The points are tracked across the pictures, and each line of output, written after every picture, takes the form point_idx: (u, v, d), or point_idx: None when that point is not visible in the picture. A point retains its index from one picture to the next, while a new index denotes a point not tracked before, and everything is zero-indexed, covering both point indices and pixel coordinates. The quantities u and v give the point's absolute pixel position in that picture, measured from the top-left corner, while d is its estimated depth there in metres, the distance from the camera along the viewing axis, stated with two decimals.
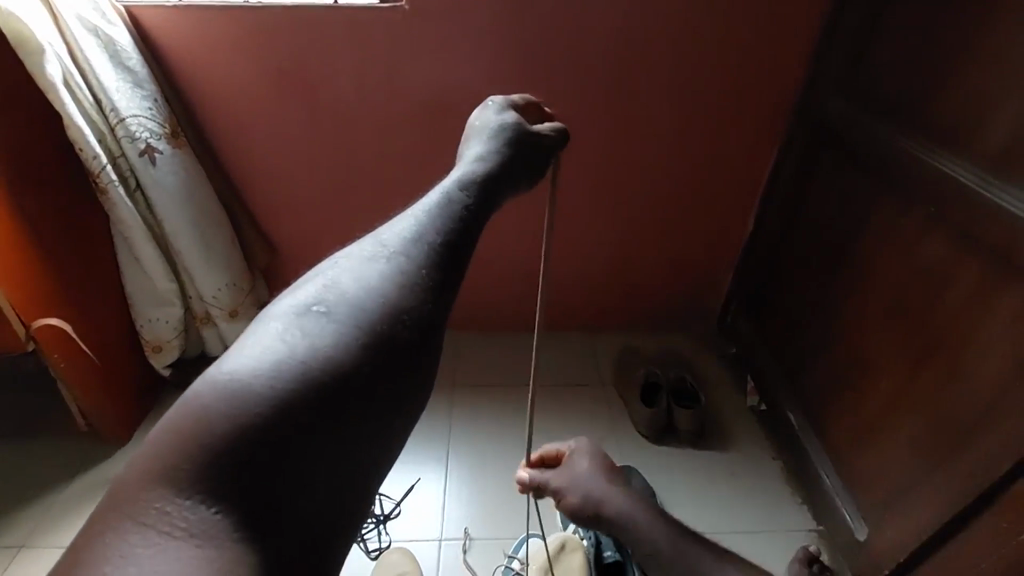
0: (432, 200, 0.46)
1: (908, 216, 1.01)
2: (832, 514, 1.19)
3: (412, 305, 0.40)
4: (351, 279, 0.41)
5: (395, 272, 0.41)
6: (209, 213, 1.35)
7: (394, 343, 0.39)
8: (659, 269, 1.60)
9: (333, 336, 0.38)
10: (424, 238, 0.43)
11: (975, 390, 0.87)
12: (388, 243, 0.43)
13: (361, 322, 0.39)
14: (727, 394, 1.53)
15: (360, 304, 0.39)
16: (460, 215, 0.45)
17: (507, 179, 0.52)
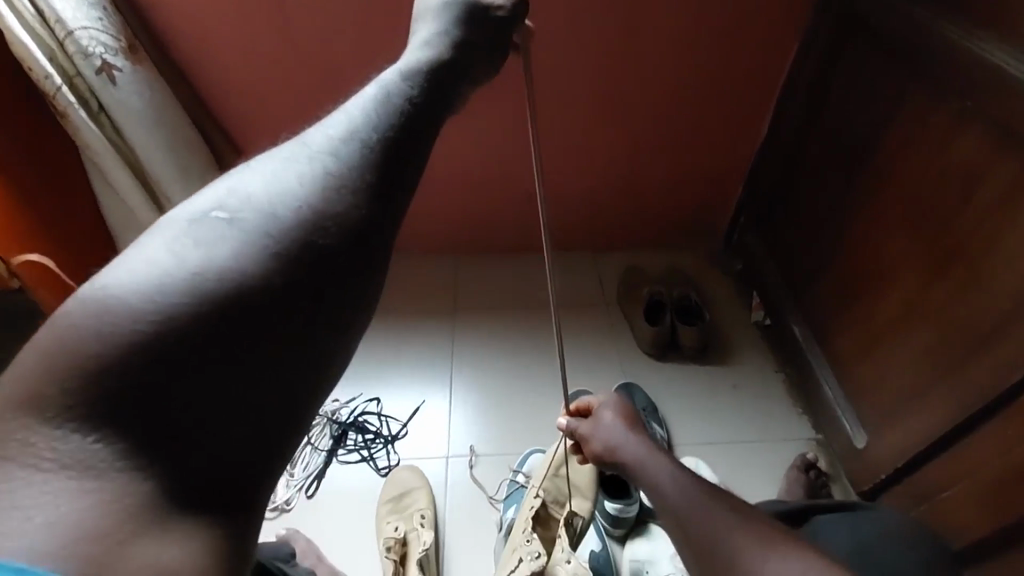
0: (365, 99, 0.42)
1: (936, 114, 0.92)
2: (832, 423, 1.20)
3: (333, 213, 0.39)
4: (265, 183, 0.40)
5: (314, 177, 0.39)
6: (182, 139, 1.27)
7: (309, 250, 0.38)
8: (664, 183, 1.52)
9: (236, 243, 0.37)
10: (348, 143, 0.40)
11: (995, 299, 0.83)
12: (312, 145, 0.41)
13: (271, 231, 0.38)
14: (732, 310, 1.51)
15: (270, 213, 0.38)
16: (394, 116, 0.41)
17: (459, 70, 0.47)
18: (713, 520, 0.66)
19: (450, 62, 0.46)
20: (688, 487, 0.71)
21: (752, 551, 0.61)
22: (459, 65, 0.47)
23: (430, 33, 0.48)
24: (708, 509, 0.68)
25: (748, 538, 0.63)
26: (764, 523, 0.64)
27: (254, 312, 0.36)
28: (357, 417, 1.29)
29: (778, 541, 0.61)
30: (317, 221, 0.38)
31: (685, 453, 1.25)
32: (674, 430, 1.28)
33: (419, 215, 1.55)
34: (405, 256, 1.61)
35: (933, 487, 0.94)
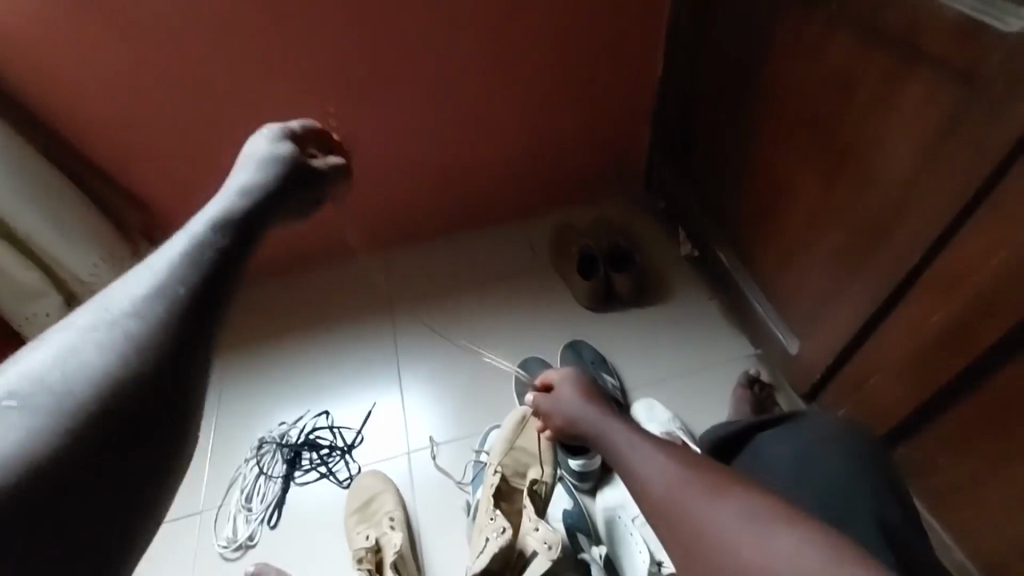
0: (180, 245, 0.38)
1: (806, 22, 0.94)
2: (766, 337, 1.25)
3: (149, 376, 0.32)
4: (65, 340, 0.32)
5: (132, 320, 0.33)
6: (49, 185, 1.15)
7: (139, 407, 0.31)
8: (573, 137, 1.51)
9: (15, 437, 0.28)
10: (163, 293, 0.35)
11: (884, 191, 0.87)
12: (114, 298, 0.34)
13: (67, 410, 0.29)
14: (662, 249, 1.53)
15: (63, 390, 0.30)
16: (215, 260, 0.37)
17: (274, 213, 0.46)
18: (656, 470, 0.62)
19: (274, 195, 0.47)
20: (641, 443, 0.68)
21: (698, 501, 0.56)
22: (282, 198, 0.48)
23: (251, 178, 0.48)
24: (656, 460, 0.63)
25: (692, 487, 0.58)
26: (710, 467, 0.60)
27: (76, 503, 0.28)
28: (308, 435, 1.25)
29: (724, 486, 0.57)
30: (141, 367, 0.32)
31: (639, 396, 1.28)
32: (626, 376, 1.31)
33: (333, 215, 1.48)
34: (329, 262, 1.55)
35: (860, 378, 1.00)
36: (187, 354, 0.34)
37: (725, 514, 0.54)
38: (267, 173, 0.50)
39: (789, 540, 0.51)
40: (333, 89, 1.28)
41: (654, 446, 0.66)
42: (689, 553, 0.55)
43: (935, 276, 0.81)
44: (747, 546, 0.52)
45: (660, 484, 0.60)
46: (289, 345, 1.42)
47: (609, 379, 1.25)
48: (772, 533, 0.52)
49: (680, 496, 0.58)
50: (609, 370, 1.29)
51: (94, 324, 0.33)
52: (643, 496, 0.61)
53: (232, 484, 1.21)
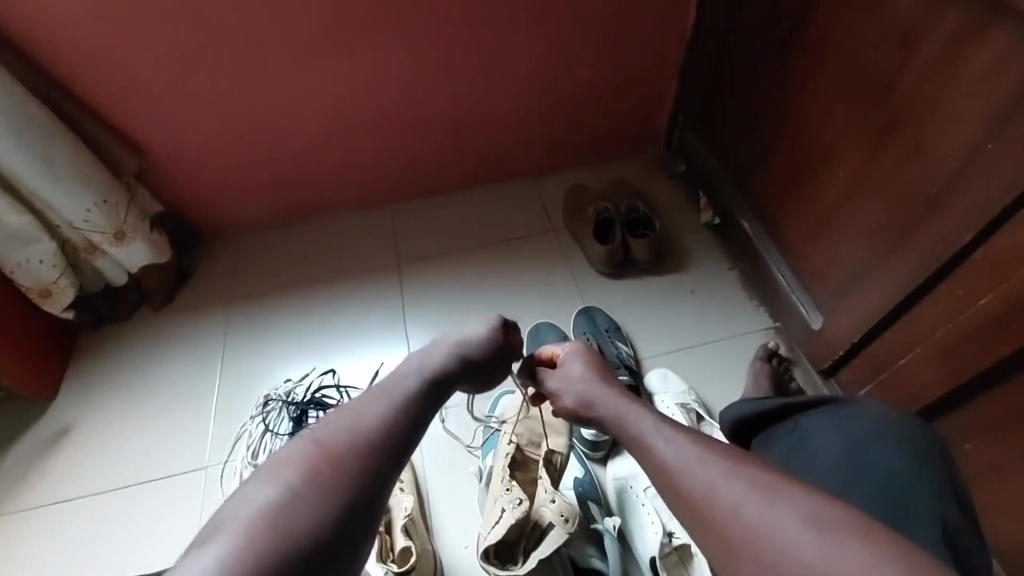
0: (425, 362, 0.72)
1: None
2: (788, 310, 1.22)
3: (389, 470, 0.60)
4: (335, 441, 0.59)
5: (386, 424, 0.62)
6: (38, 124, 1.07)
7: (371, 501, 0.57)
8: (595, 92, 1.41)
9: (336, 494, 0.56)
10: (412, 394, 0.67)
11: (937, 163, 0.81)
12: (388, 394, 0.66)
13: (356, 484, 0.57)
14: (682, 214, 1.47)
15: (357, 465, 0.58)
16: (435, 381, 0.70)
17: (470, 363, 0.76)
18: (701, 466, 0.59)
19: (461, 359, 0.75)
20: (673, 434, 0.65)
21: (753, 502, 0.54)
22: (457, 366, 0.74)
23: (455, 338, 0.77)
24: (701, 455, 0.61)
25: (746, 486, 0.56)
26: (761, 467, 0.58)
27: (331, 546, 0.54)
28: (314, 394, 1.20)
29: (780, 488, 0.55)
30: (369, 478, 0.58)
31: (654, 365, 1.25)
32: (641, 345, 1.28)
33: (338, 166, 1.41)
34: (335, 214, 1.49)
35: (888, 359, 0.97)
36: (389, 474, 0.60)
37: (785, 518, 0.52)
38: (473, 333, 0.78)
39: (849, 550, 0.48)
40: (341, 29, 1.18)
41: (689, 439, 0.63)
42: (742, 553, 0.53)
43: (987, 256, 0.77)
44: (805, 550, 0.50)
45: (708, 481, 0.58)
46: (294, 299, 1.38)
47: (623, 349, 1.22)
48: (837, 541, 0.49)
49: (734, 496, 0.55)
50: (623, 337, 1.26)
51: (348, 442, 0.59)
52: (686, 493, 0.59)
53: (239, 440, 1.19)
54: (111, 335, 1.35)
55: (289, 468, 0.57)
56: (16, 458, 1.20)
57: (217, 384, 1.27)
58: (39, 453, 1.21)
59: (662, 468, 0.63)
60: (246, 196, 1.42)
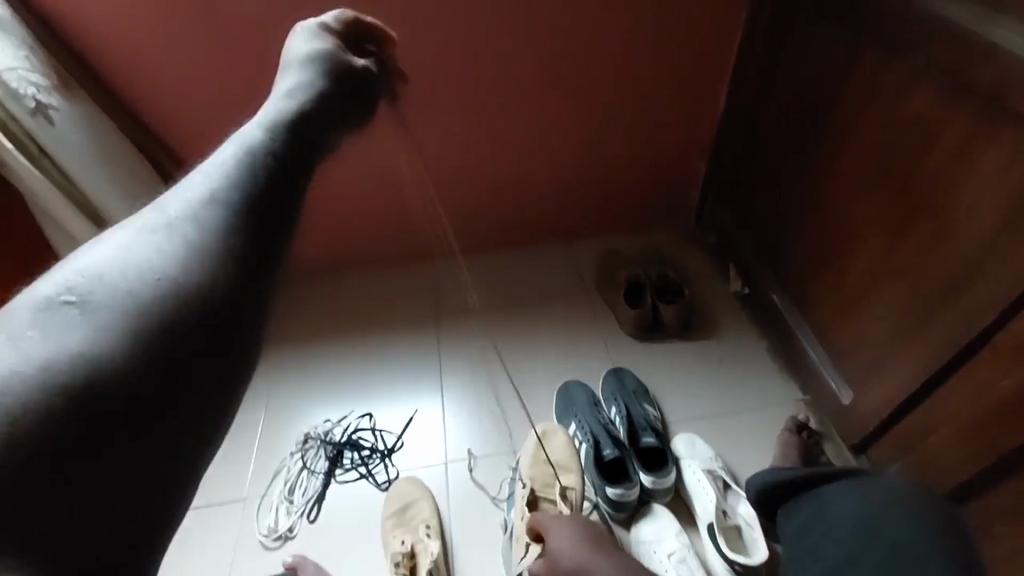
0: (242, 136, 0.33)
1: (886, 74, 0.94)
2: (817, 383, 1.23)
3: (214, 288, 0.27)
4: (124, 247, 0.27)
5: (196, 224, 0.29)
6: (140, 178, 1.21)
7: (163, 349, 0.25)
8: (630, 166, 1.52)
9: (93, 336, 0.24)
10: (236, 174, 0.31)
11: (957, 250, 0.86)
12: (181, 193, 0.30)
13: (131, 316, 0.25)
14: (711, 284, 1.52)
15: (133, 290, 0.26)
16: (282, 146, 0.33)
17: (333, 116, 0.39)
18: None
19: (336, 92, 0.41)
20: None
21: None
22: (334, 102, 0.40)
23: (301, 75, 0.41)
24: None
25: None
26: None
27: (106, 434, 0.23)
28: (351, 435, 1.28)
29: None
30: (180, 286, 0.26)
31: (681, 430, 1.26)
32: (668, 408, 1.30)
33: (391, 222, 1.53)
34: (383, 267, 1.60)
35: (915, 437, 0.97)
36: (250, 272, 0.29)
37: None
38: (303, 80, 0.40)
39: None
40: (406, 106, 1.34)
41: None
42: None
43: (1007, 341, 0.79)
44: None
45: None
46: (340, 344, 1.47)
47: (651, 411, 1.25)
48: None
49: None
50: (649, 396, 1.30)
51: (154, 235, 0.28)
52: None
53: (276, 476, 1.24)
54: None
55: None
56: None
57: (261, 420, 1.34)
58: None
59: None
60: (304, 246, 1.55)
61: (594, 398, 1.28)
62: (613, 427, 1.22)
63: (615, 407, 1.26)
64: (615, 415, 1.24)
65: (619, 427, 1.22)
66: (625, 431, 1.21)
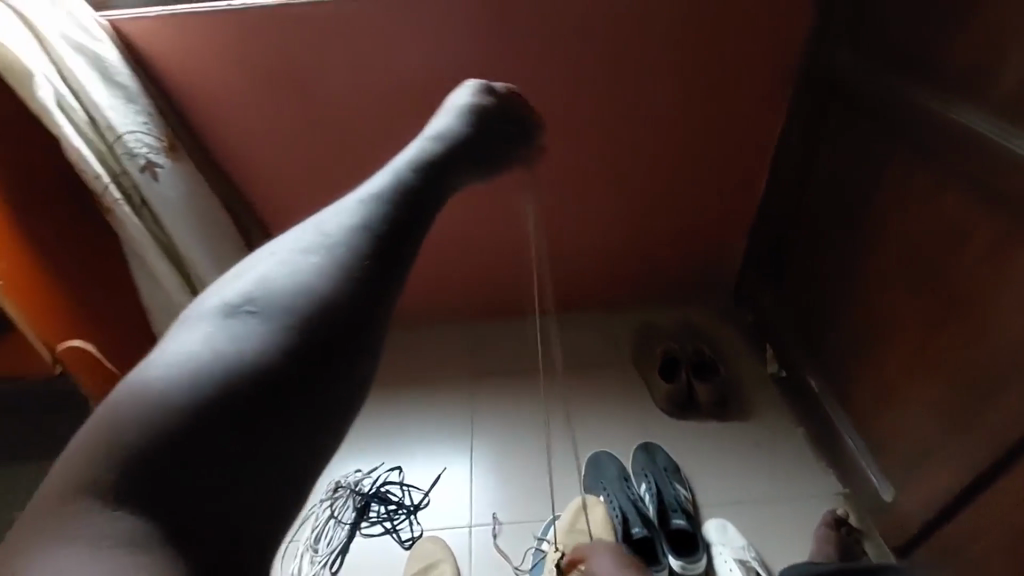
0: (392, 167, 0.41)
1: (921, 173, 0.98)
2: (858, 477, 1.18)
3: (358, 294, 0.34)
4: (287, 261, 0.35)
5: (344, 241, 0.35)
6: (220, 228, 1.33)
7: (319, 340, 0.32)
8: (670, 243, 1.57)
9: (264, 333, 0.32)
10: (379, 200, 0.38)
11: (995, 349, 0.85)
12: (336, 209, 0.38)
13: (294, 316, 0.33)
14: (747, 363, 1.52)
15: (296, 294, 0.33)
16: (421, 176, 0.41)
17: (468, 152, 0.48)
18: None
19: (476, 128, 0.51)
20: None
21: None
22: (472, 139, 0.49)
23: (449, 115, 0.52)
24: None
25: None
26: None
27: (271, 403, 0.30)
28: (380, 487, 1.29)
29: None
30: (330, 291, 0.34)
31: (714, 514, 1.22)
32: (699, 490, 1.27)
33: (435, 284, 1.59)
34: (423, 324, 1.65)
35: (963, 542, 0.93)
36: (381, 284, 0.35)
37: None
38: (447, 122, 0.50)
39: None
40: None
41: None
42: None
43: None
44: None
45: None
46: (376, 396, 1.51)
47: (682, 491, 1.23)
48: None
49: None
50: (681, 474, 1.28)
51: (310, 252, 0.35)
52: None
53: (303, 523, 1.26)
54: None
55: (188, 320, 0.33)
56: None
57: None
58: None
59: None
60: None
61: (624, 472, 1.27)
62: (642, 504, 1.21)
63: (644, 483, 1.24)
64: (644, 492, 1.23)
65: (649, 504, 1.21)
66: (655, 509, 1.20)
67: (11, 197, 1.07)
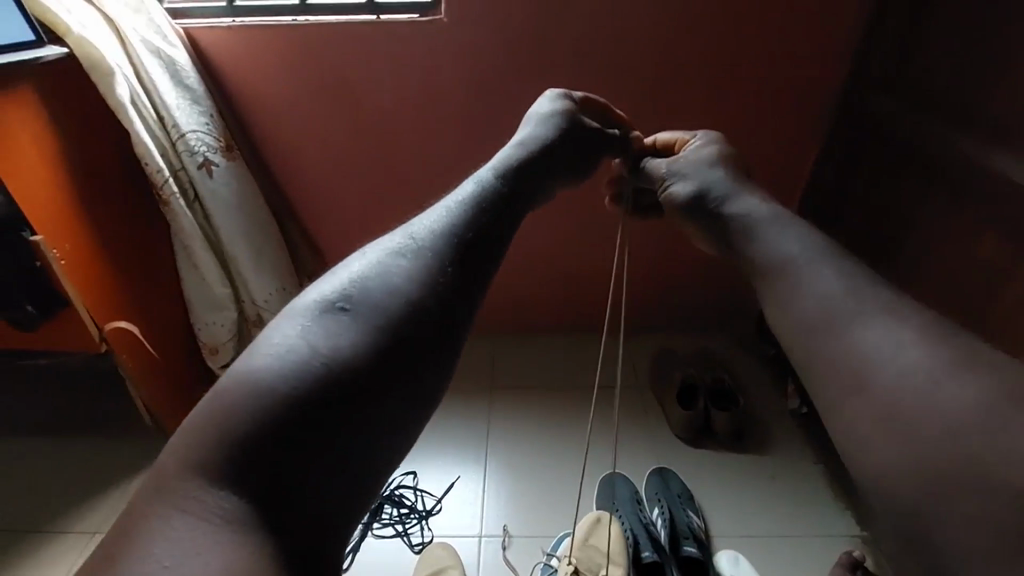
0: (460, 200, 0.53)
1: (962, 220, 1.00)
2: (878, 520, 1.17)
3: (432, 304, 0.45)
4: (373, 272, 0.45)
5: (423, 263, 0.46)
6: (262, 225, 1.40)
7: (402, 337, 0.43)
8: (695, 272, 1.58)
9: (358, 330, 0.42)
10: (450, 230, 0.49)
11: None
12: (416, 235, 0.49)
13: (382, 319, 0.43)
14: (767, 397, 1.51)
15: (383, 302, 0.44)
16: (484, 211, 0.52)
17: (526, 178, 0.60)
18: (822, 279, 0.52)
19: (530, 159, 0.62)
20: None
21: None
22: (528, 171, 0.61)
23: (525, 138, 0.67)
24: (803, 238, 0.57)
25: None
26: None
27: (363, 383, 0.40)
28: (394, 490, 1.31)
29: None
30: (411, 302, 0.44)
31: (725, 545, 1.21)
32: (713, 520, 1.26)
33: None
34: None
35: None
36: (451, 299, 0.46)
37: None
38: (516, 153, 0.63)
39: None
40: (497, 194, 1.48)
41: (794, 224, 0.59)
42: None
43: None
44: None
45: (802, 256, 0.54)
46: None
47: (695, 519, 1.22)
48: None
49: (789, 266, 0.55)
50: (693, 502, 1.27)
51: (391, 266, 0.46)
52: None
53: None
54: None
55: (294, 314, 0.43)
56: (131, 486, 1.31)
57: None
58: None
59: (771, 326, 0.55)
60: None
61: (637, 495, 1.28)
62: (654, 528, 1.21)
63: (657, 508, 1.24)
64: (656, 517, 1.22)
65: (660, 529, 1.21)
66: (667, 535, 1.19)
67: (78, 184, 1.15)
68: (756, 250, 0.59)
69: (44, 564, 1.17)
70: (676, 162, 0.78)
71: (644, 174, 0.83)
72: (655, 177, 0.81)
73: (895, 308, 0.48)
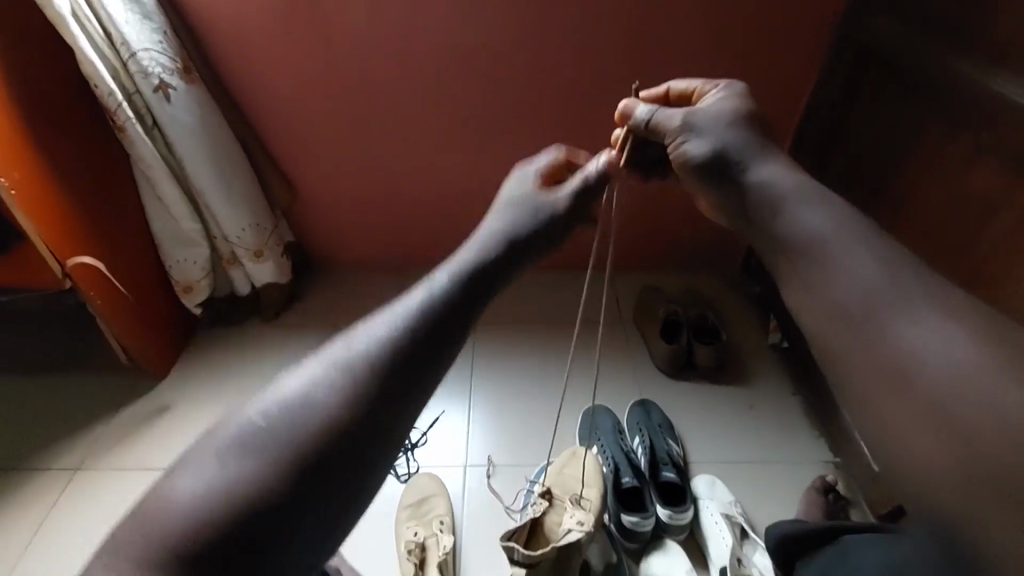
0: (419, 291, 0.50)
1: (954, 145, 0.97)
2: (853, 447, 1.20)
3: (370, 415, 0.43)
4: (303, 381, 0.44)
5: (365, 369, 0.44)
6: (230, 157, 1.31)
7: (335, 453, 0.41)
8: (681, 207, 1.54)
9: (285, 445, 0.41)
10: (400, 329, 0.46)
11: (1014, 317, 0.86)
12: (367, 334, 0.46)
13: (314, 434, 0.41)
14: (749, 334, 1.52)
15: (317, 414, 0.42)
16: (442, 302, 0.49)
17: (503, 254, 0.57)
18: (857, 263, 0.48)
19: (507, 237, 0.60)
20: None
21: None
22: (510, 248, 0.59)
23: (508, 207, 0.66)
24: (834, 214, 0.52)
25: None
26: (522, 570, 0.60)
27: (284, 504, 0.39)
28: None
29: None
30: (349, 417, 0.42)
31: (702, 471, 1.25)
32: (691, 447, 1.29)
33: (444, 235, 1.57)
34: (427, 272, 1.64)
35: None
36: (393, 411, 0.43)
37: None
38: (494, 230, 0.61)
39: None
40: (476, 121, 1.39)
41: (822, 197, 0.55)
42: None
43: None
44: None
45: (838, 232, 0.51)
46: None
47: (674, 448, 1.25)
48: None
49: (821, 243, 0.51)
50: (671, 429, 1.30)
51: (312, 383, 0.43)
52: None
53: None
54: (218, 336, 1.49)
55: (229, 426, 0.42)
56: (113, 425, 1.30)
57: None
58: (136, 423, 1.31)
59: (791, 308, 0.52)
60: (353, 243, 1.59)
61: (619, 425, 1.29)
62: (634, 456, 1.23)
63: (638, 438, 1.26)
64: (637, 446, 1.24)
65: (640, 457, 1.23)
66: (647, 462, 1.21)
67: (21, 106, 1.07)
68: (779, 223, 0.55)
69: (26, 496, 1.19)
70: (696, 113, 0.70)
71: (653, 129, 0.75)
72: (665, 129, 0.73)
73: (943, 297, 0.43)
